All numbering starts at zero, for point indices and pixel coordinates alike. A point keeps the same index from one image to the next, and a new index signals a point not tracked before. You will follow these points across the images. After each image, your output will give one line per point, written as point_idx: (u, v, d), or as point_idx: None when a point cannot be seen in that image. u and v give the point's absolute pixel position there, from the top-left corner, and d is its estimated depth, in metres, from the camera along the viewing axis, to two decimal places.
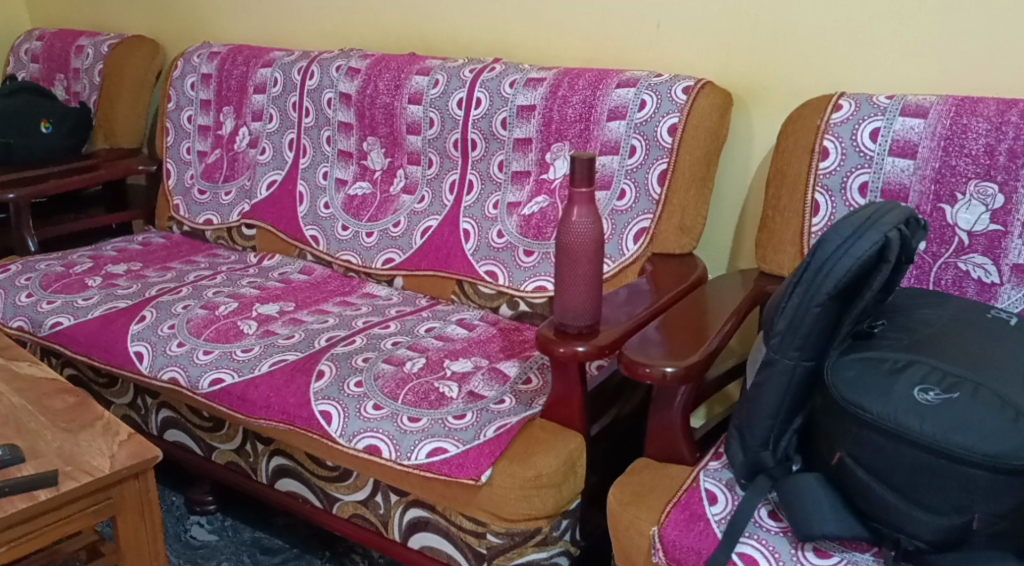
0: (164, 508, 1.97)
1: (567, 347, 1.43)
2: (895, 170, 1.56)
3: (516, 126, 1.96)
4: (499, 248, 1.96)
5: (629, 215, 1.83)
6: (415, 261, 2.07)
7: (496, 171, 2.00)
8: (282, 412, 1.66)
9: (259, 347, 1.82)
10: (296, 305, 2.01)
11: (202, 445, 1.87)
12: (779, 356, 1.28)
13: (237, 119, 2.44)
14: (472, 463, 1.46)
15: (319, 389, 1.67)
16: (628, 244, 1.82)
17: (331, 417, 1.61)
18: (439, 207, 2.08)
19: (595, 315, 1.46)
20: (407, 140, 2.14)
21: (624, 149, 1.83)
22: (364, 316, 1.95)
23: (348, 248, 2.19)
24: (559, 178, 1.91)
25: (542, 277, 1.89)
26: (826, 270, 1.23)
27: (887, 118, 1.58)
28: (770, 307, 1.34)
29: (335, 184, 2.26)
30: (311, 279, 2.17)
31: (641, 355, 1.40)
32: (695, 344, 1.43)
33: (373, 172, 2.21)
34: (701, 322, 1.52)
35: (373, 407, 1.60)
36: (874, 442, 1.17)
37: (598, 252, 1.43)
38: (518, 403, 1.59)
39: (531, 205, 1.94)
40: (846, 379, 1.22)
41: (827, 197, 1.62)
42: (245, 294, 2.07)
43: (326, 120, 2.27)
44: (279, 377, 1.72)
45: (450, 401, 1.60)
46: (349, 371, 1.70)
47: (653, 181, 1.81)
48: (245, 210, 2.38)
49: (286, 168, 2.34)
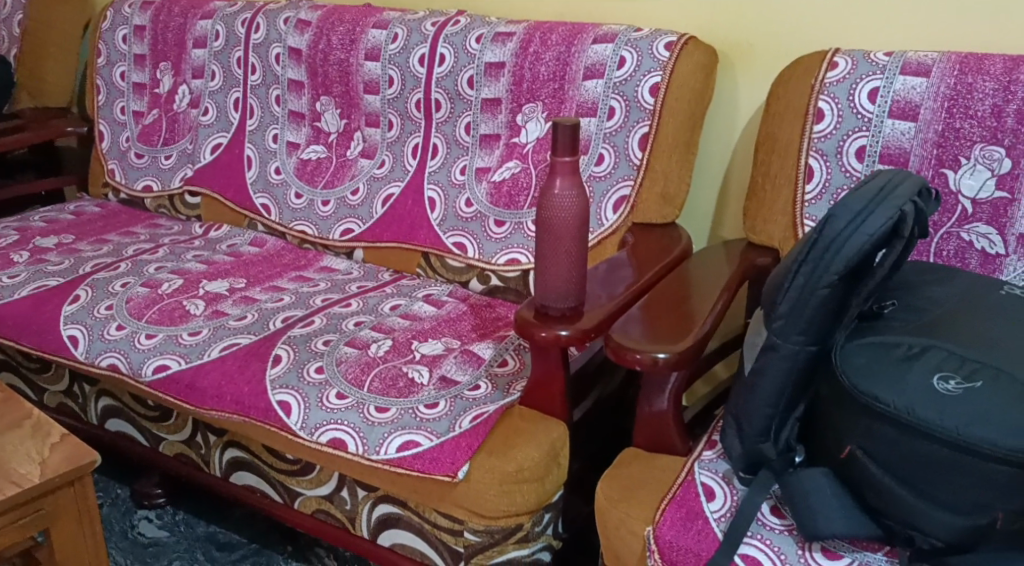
0: (108, 502, 1.82)
1: (548, 331, 1.31)
2: (895, 133, 1.46)
3: (483, 85, 1.82)
4: (467, 218, 1.83)
5: (608, 182, 1.70)
6: (376, 232, 1.93)
7: (463, 135, 1.86)
8: (236, 402, 1.52)
9: (208, 330, 1.67)
10: (248, 281, 1.86)
11: (148, 435, 1.72)
12: (781, 341, 1.17)
13: (176, 76, 2.24)
14: (448, 458, 1.34)
15: (276, 376, 1.53)
16: (607, 213, 1.71)
17: (290, 408, 1.47)
18: (401, 173, 1.93)
19: (579, 296, 1.34)
20: (365, 100, 1.97)
21: (602, 111, 1.70)
22: (323, 293, 1.81)
23: (302, 218, 2.03)
24: (531, 142, 1.78)
25: (515, 249, 1.77)
26: (836, 248, 1.12)
27: (887, 78, 1.47)
28: (770, 286, 1.23)
29: (286, 148, 2.09)
30: (263, 252, 2.01)
31: (629, 340, 1.28)
32: (687, 327, 1.32)
33: (327, 136, 2.05)
34: (689, 303, 1.41)
35: (336, 396, 1.47)
36: (888, 435, 1.07)
37: (582, 228, 1.30)
38: (495, 388, 1.48)
39: (501, 170, 1.80)
40: (856, 366, 1.12)
41: (821, 162, 1.52)
42: (190, 269, 1.90)
43: (274, 78, 2.09)
44: (231, 364, 1.57)
45: (420, 388, 1.48)
46: (309, 357, 1.57)
47: (633, 145, 1.68)
48: (188, 175, 2.20)
49: (232, 131, 2.16)
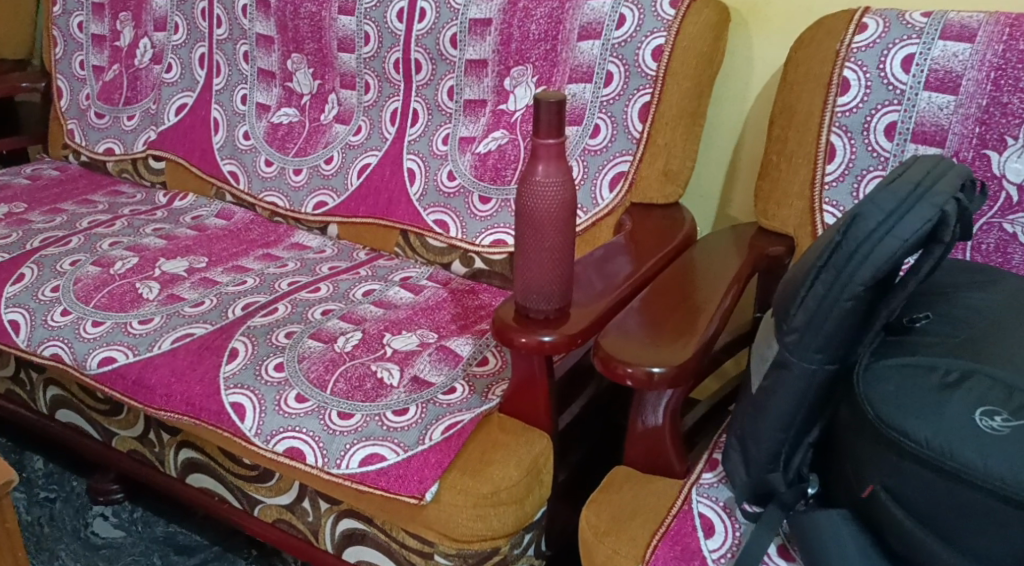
0: (62, 497, 1.68)
1: (529, 337, 1.15)
2: (931, 108, 1.28)
3: (468, 45, 1.62)
4: (450, 194, 1.66)
5: (603, 157, 1.53)
6: (352, 206, 1.76)
7: (446, 100, 1.68)
8: (186, 403, 1.36)
9: (160, 317, 1.51)
10: (209, 260, 1.70)
11: (99, 429, 1.57)
12: (795, 358, 1.01)
13: (136, 28, 2.05)
14: (415, 477, 1.19)
15: (231, 374, 1.38)
16: (602, 191, 1.54)
17: (244, 412, 1.32)
18: (379, 140, 1.76)
19: (565, 296, 1.17)
20: (339, 59, 1.78)
21: (599, 76, 1.52)
22: (291, 275, 1.65)
23: (272, 188, 1.87)
24: (519, 110, 1.59)
25: (501, 229, 1.61)
26: (863, 253, 0.95)
27: (925, 43, 1.29)
28: (783, 291, 1.06)
29: (256, 111, 1.91)
30: (230, 225, 1.85)
31: (622, 349, 1.12)
32: (688, 334, 1.16)
33: (300, 98, 1.86)
34: (690, 301, 1.24)
35: (295, 400, 1.32)
36: (920, 477, 0.91)
37: (569, 220, 1.13)
38: (472, 392, 1.33)
39: (486, 141, 1.63)
40: (883, 391, 0.95)
41: (845, 140, 1.34)
42: (148, 246, 1.74)
43: (241, 32, 1.89)
44: (183, 359, 1.42)
45: (389, 391, 1.32)
46: (268, 352, 1.41)
47: (633, 116, 1.50)
48: (151, 138, 2.03)
49: (198, 90, 1.98)
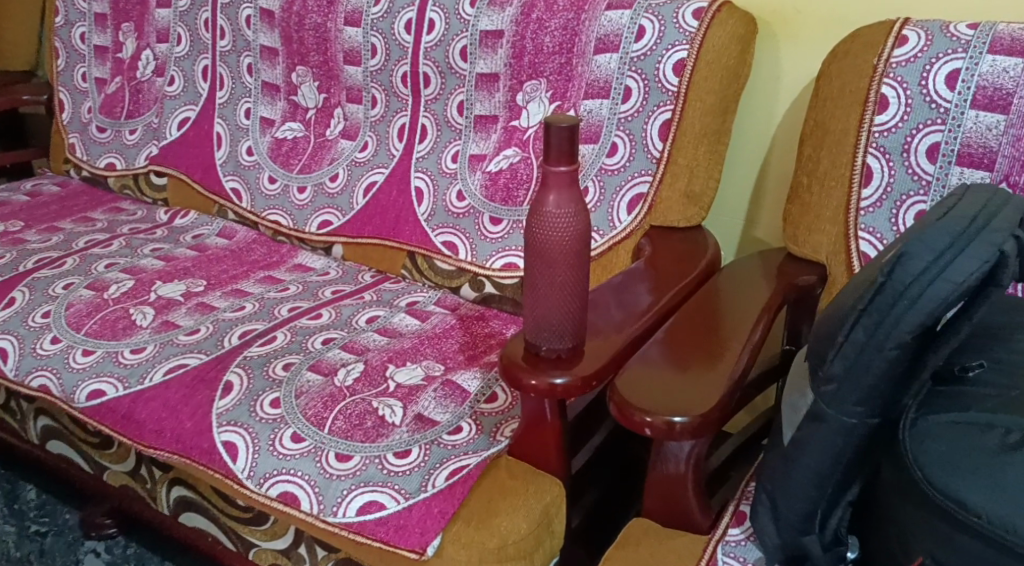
0: (54, 531, 1.61)
1: (539, 379, 1.06)
2: (978, 128, 1.18)
3: (479, 58, 1.53)
4: (459, 214, 1.57)
5: (621, 177, 1.44)
6: (357, 226, 1.68)
7: (456, 116, 1.59)
8: (177, 440, 1.29)
9: (153, 347, 1.43)
10: (208, 283, 1.62)
11: (90, 462, 1.49)
12: (832, 411, 0.91)
13: (139, 39, 1.98)
14: (416, 529, 1.12)
15: (224, 410, 1.30)
16: (620, 214, 1.44)
17: (236, 452, 1.24)
18: (385, 157, 1.67)
19: (579, 334, 1.08)
20: (345, 72, 1.69)
21: (616, 92, 1.42)
22: (292, 300, 1.57)
23: (276, 206, 1.79)
24: (532, 127, 1.51)
25: (513, 252, 1.52)
26: (910, 299, 0.85)
27: (971, 58, 1.18)
28: (818, 334, 0.97)
29: (260, 125, 1.83)
30: (231, 245, 1.78)
31: (639, 394, 1.03)
32: (713, 377, 1.06)
33: (305, 112, 1.78)
34: (716, 337, 1.15)
35: (291, 439, 1.24)
36: (977, 552, 0.82)
37: (582, 255, 1.04)
38: (480, 433, 1.24)
39: (497, 159, 1.54)
40: (934, 454, 0.85)
41: (882, 162, 1.24)
42: (145, 268, 1.67)
43: (245, 44, 1.81)
44: (175, 393, 1.34)
45: (391, 430, 1.24)
46: (264, 387, 1.33)
47: (653, 134, 1.41)
48: (153, 154, 1.96)
49: (200, 103, 1.91)
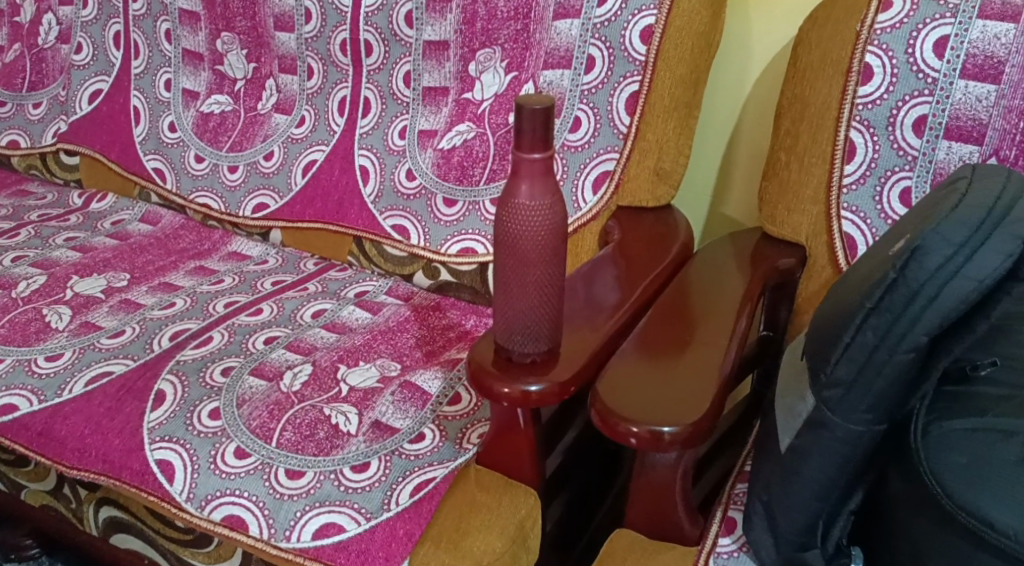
0: None
1: (512, 387, 0.96)
2: (968, 99, 1.11)
3: (426, 24, 1.40)
4: (409, 196, 1.45)
5: (585, 154, 1.34)
6: (296, 209, 1.55)
7: (402, 88, 1.46)
8: (103, 460, 1.15)
9: (72, 353, 1.29)
10: (132, 277, 1.47)
11: (5, 481, 1.34)
12: (837, 419, 0.83)
13: (39, 1, 1.77)
14: (380, 553, 1.02)
15: (156, 424, 1.17)
16: (586, 194, 1.35)
17: (172, 472, 1.12)
18: (325, 133, 1.54)
19: (555, 336, 0.98)
20: (276, 39, 1.54)
21: (578, 61, 1.32)
22: (227, 294, 1.43)
23: (205, 188, 1.64)
24: (487, 100, 1.39)
25: (470, 236, 1.41)
26: (926, 298, 0.78)
27: (961, 23, 1.10)
28: (817, 334, 0.89)
29: (182, 98, 1.67)
30: (156, 232, 1.62)
31: (623, 401, 0.94)
32: (700, 379, 0.98)
33: (232, 84, 1.62)
34: (698, 333, 1.06)
35: (234, 456, 1.11)
36: None
37: (559, 250, 0.94)
38: (445, 440, 1.14)
39: (449, 136, 1.42)
40: (954, 467, 0.77)
41: (866, 136, 1.17)
42: (58, 260, 1.51)
43: (162, 7, 1.64)
44: (99, 406, 1.20)
45: (346, 441, 1.13)
46: (201, 396, 1.20)
47: (619, 107, 1.31)
48: (62, 130, 1.78)
49: (114, 74, 1.73)
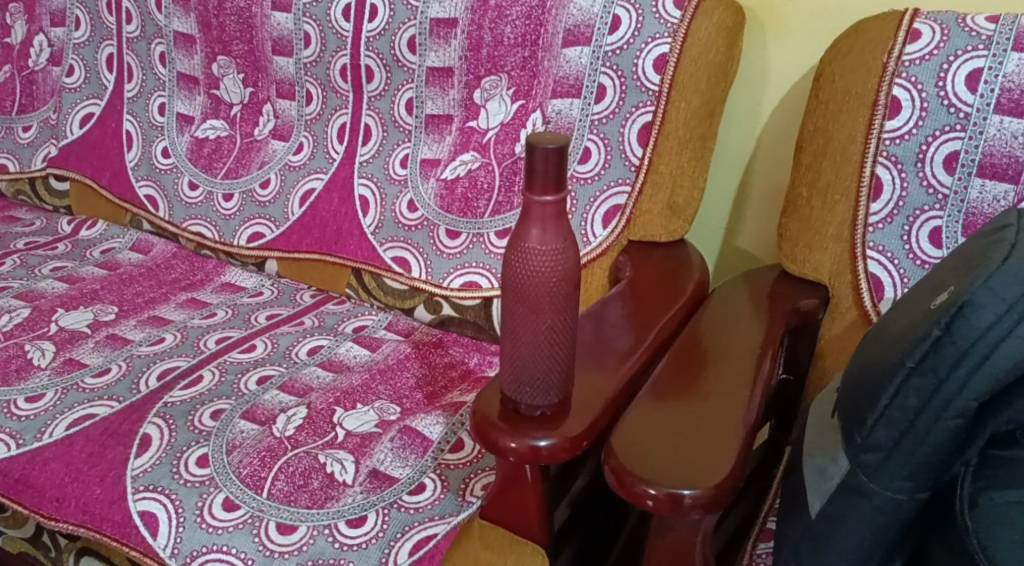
0: None
1: (519, 442, 0.90)
2: (1002, 136, 1.05)
3: (429, 49, 1.35)
4: (411, 228, 1.39)
5: (595, 187, 1.29)
6: (293, 239, 1.49)
7: (404, 115, 1.40)
8: (83, 511, 1.09)
9: (54, 393, 1.22)
10: (120, 310, 1.41)
11: None
12: (874, 486, 0.78)
13: (29, 22, 1.72)
14: None
15: (141, 471, 1.10)
16: (595, 229, 1.29)
17: (156, 525, 1.05)
18: (324, 161, 1.48)
19: (566, 387, 0.92)
20: (274, 64, 1.48)
21: (589, 90, 1.26)
22: (219, 329, 1.37)
23: (198, 216, 1.58)
24: (492, 130, 1.33)
25: (474, 269, 1.35)
26: (974, 359, 0.72)
27: (994, 56, 1.05)
28: (850, 392, 0.84)
29: (176, 123, 1.61)
30: (147, 261, 1.56)
31: (640, 459, 0.88)
32: (722, 434, 0.91)
33: (228, 109, 1.56)
34: (716, 382, 1.00)
35: (223, 508, 1.05)
36: None
37: (572, 297, 0.88)
38: (447, 491, 1.07)
39: (452, 165, 1.36)
40: (1007, 546, 0.70)
41: (894, 173, 1.11)
42: (44, 292, 1.45)
43: (156, 29, 1.58)
44: (81, 451, 1.14)
45: (341, 492, 1.07)
46: (189, 441, 1.14)
47: (631, 139, 1.25)
48: (52, 155, 1.72)
49: (106, 97, 1.68)
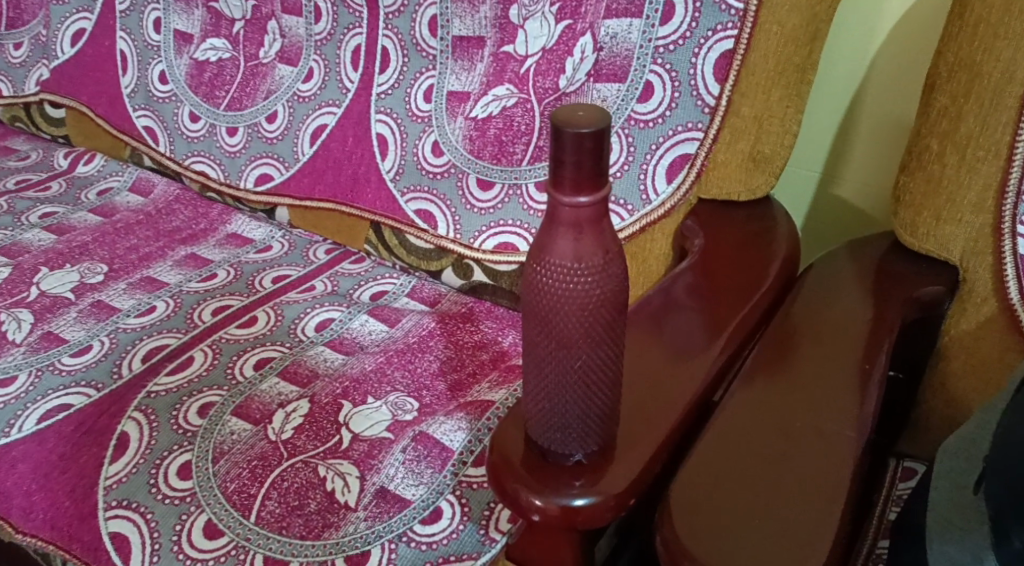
0: None
1: (546, 502, 0.69)
2: None
3: None
4: (437, 175, 1.17)
5: (658, 131, 1.03)
6: (305, 184, 1.28)
7: (426, 37, 1.14)
8: (52, 526, 0.94)
9: (27, 375, 1.07)
10: (110, 269, 1.24)
11: None
12: None
13: None
14: None
15: (114, 481, 0.94)
16: (656, 184, 1.05)
17: (128, 551, 0.90)
18: (337, 91, 1.24)
19: (608, 427, 0.71)
20: None
21: (653, 8, 0.99)
22: (219, 295, 1.19)
23: (202, 153, 1.38)
24: (532, 57, 1.07)
25: (509, 228, 1.13)
26: None
27: None
28: (1007, 470, 0.61)
29: (173, 41, 1.38)
30: (146, 206, 1.39)
31: (706, 531, 0.67)
32: (817, 491, 0.69)
33: (230, 25, 1.32)
34: (811, 406, 0.77)
35: (204, 535, 0.89)
36: None
37: (615, 323, 0.65)
38: (466, 521, 0.89)
39: (484, 102, 1.12)
40: None
41: None
42: (30, 246, 1.28)
43: None
44: (50, 453, 0.98)
45: (342, 518, 0.89)
46: (171, 445, 0.97)
47: (707, 72, 0.99)
48: (45, 78, 1.53)
49: (96, 10, 1.45)
